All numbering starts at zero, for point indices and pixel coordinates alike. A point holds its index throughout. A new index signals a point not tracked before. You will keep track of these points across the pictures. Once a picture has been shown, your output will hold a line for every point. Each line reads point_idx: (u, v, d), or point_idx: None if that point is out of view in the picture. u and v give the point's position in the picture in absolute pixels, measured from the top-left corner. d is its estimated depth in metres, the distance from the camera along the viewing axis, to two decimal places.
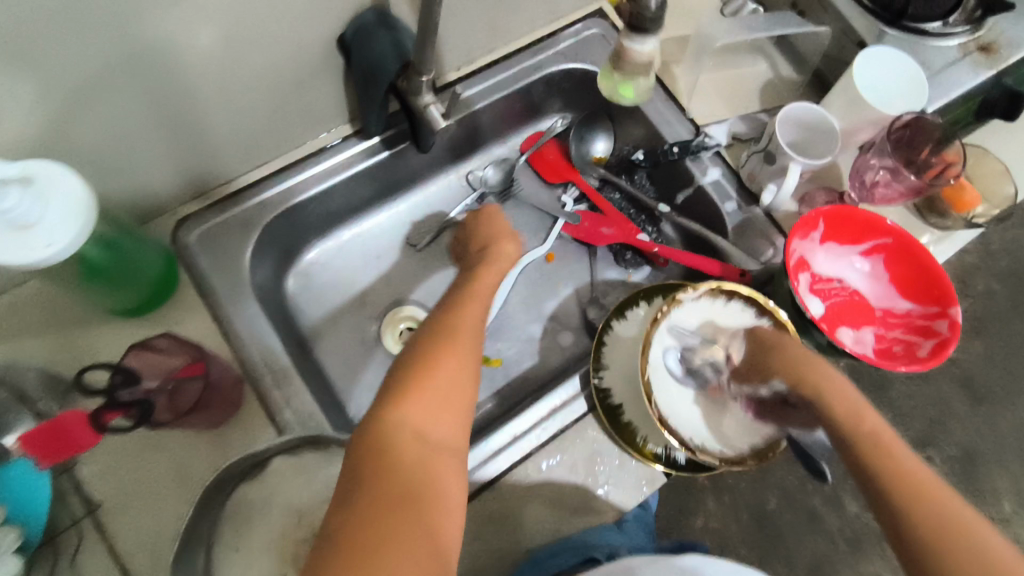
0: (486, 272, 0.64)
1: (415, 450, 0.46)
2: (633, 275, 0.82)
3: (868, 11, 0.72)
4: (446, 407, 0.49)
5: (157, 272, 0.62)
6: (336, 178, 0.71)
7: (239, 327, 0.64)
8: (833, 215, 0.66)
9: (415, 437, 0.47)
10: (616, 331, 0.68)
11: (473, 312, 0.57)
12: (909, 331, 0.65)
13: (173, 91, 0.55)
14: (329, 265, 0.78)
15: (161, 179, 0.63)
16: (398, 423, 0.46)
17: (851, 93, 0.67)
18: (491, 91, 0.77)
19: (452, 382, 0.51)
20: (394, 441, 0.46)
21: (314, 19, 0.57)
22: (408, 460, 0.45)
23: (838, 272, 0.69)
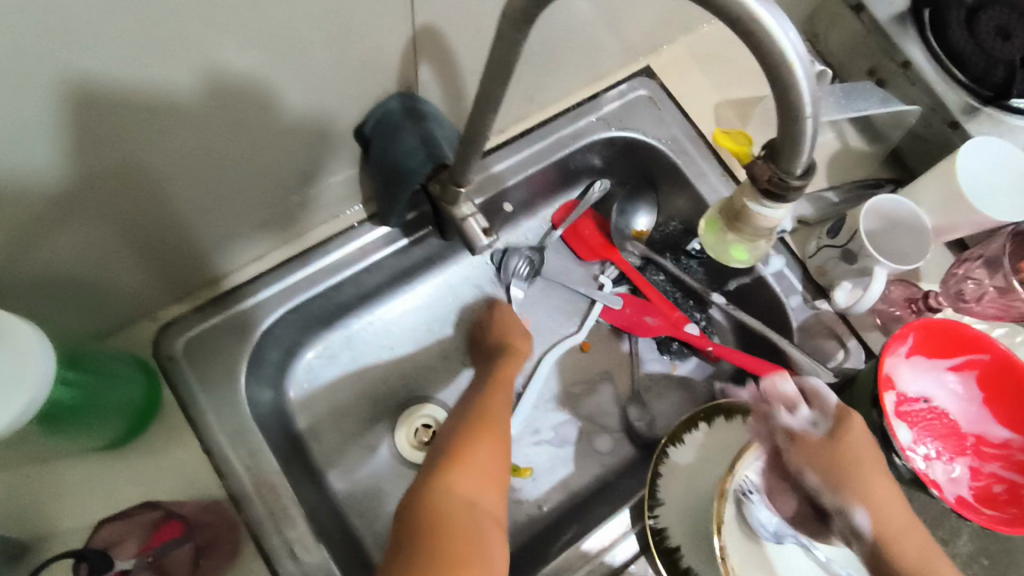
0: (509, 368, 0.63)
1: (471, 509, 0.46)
2: (678, 365, 0.73)
3: (961, 86, 0.63)
4: (490, 480, 0.49)
5: (136, 400, 0.52)
6: (347, 271, 0.62)
7: (234, 458, 0.54)
8: (926, 327, 0.57)
9: (468, 501, 0.46)
10: (673, 458, 0.58)
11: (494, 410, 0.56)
12: (1010, 468, 0.56)
13: (157, 200, 0.46)
14: (336, 360, 0.68)
15: (142, 284, 0.53)
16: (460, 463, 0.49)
17: (952, 193, 0.58)
18: (524, 165, 0.68)
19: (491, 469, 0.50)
20: (453, 497, 0.46)
21: (329, 110, 0.48)
22: (460, 508, 0.45)
23: (924, 389, 0.60)
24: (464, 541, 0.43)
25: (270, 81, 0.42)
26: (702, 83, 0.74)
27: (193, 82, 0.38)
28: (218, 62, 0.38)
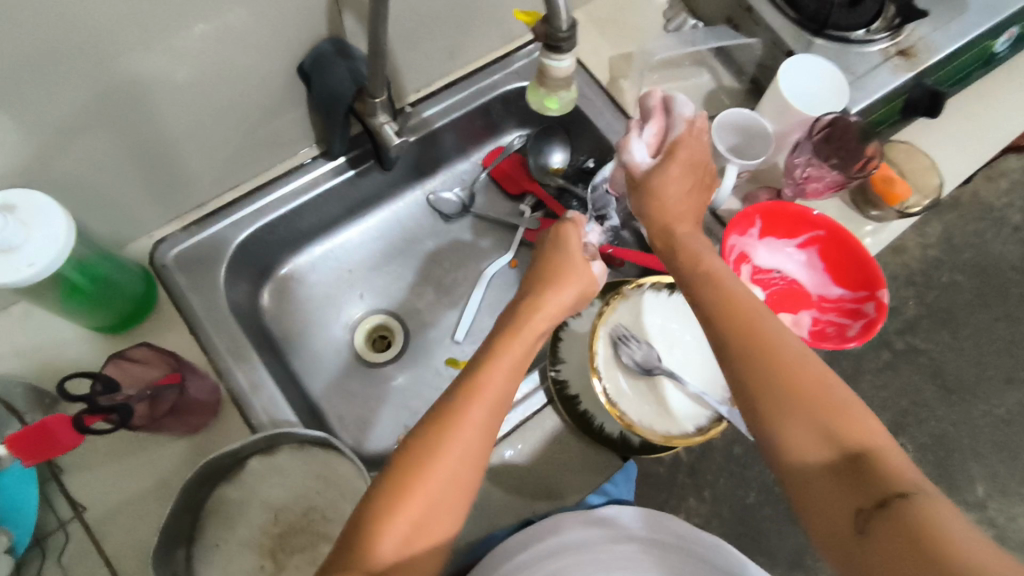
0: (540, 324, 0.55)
1: (456, 486, 0.45)
2: None
3: (793, 23, 0.78)
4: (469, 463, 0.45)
5: (138, 290, 0.66)
6: (304, 197, 0.76)
7: (217, 340, 0.67)
8: (769, 211, 0.71)
9: (454, 477, 0.45)
10: (572, 327, 0.72)
11: (522, 345, 0.53)
12: (842, 314, 0.70)
13: (146, 122, 0.60)
14: (305, 279, 0.82)
15: (137, 204, 0.67)
16: (461, 434, 0.46)
17: (779, 100, 0.73)
18: (450, 111, 0.82)
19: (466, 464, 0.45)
20: (445, 479, 0.44)
21: (275, 52, 0.62)
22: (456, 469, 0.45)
23: (777, 263, 0.74)
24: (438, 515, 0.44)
25: (229, 19, 0.56)
26: (597, 39, 0.88)
27: (171, 19, 0.53)
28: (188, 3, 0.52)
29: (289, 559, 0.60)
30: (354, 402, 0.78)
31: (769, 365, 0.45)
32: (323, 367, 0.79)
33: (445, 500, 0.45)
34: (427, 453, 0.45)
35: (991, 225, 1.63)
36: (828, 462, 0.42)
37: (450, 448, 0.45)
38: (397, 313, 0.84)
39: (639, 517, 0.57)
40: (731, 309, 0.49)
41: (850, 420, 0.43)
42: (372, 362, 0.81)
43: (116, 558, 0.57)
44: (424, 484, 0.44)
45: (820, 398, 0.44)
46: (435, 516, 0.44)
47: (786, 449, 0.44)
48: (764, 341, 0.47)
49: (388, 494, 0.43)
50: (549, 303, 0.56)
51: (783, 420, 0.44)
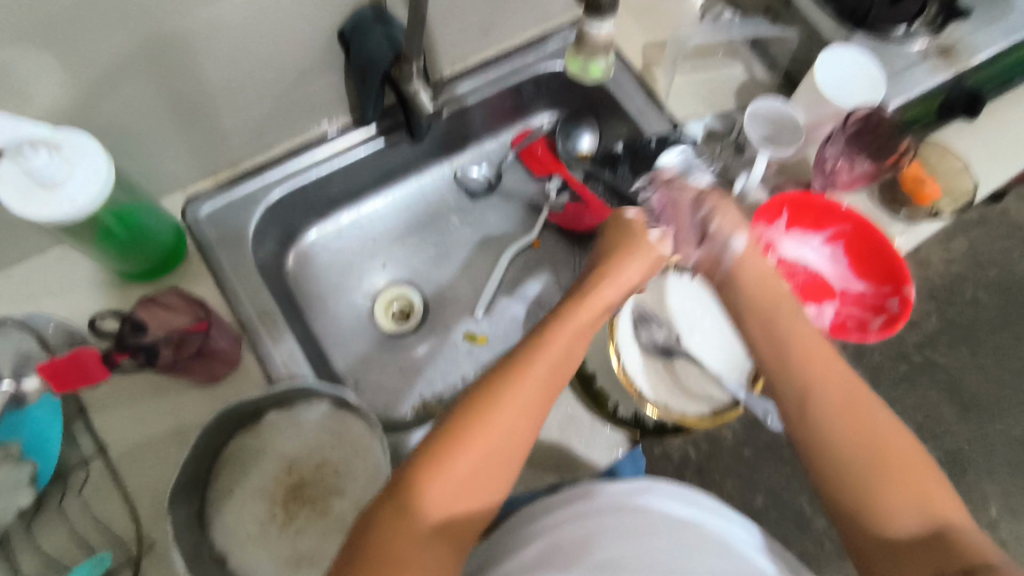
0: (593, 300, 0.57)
1: (505, 463, 0.47)
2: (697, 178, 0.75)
3: (834, 16, 0.77)
4: (509, 444, 0.47)
5: (168, 241, 0.67)
6: (334, 163, 0.77)
7: (242, 296, 0.68)
8: (796, 202, 0.71)
9: (495, 448, 0.47)
10: None
11: (576, 323, 0.55)
12: (863, 308, 0.70)
13: (189, 74, 0.61)
14: (329, 245, 0.83)
15: (173, 157, 0.69)
16: (501, 406, 0.48)
17: (815, 90, 0.72)
18: (482, 88, 0.83)
19: (510, 437, 0.47)
20: (495, 432, 0.47)
21: (316, 15, 0.63)
22: (491, 444, 0.47)
23: (801, 254, 0.73)
24: (471, 494, 0.46)
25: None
26: (631, 26, 0.88)
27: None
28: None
29: (300, 511, 0.61)
30: (370, 370, 0.79)
31: (874, 468, 0.48)
32: (342, 333, 0.80)
33: (487, 471, 0.46)
34: (474, 417, 0.47)
35: (1018, 244, 1.61)
36: (920, 540, 0.45)
37: (491, 420, 0.47)
38: (418, 285, 0.85)
39: (671, 493, 0.50)
40: (835, 415, 0.50)
41: (942, 500, 0.46)
42: (389, 332, 0.81)
43: (135, 496, 0.58)
44: (478, 467, 0.46)
45: (915, 475, 0.47)
46: (477, 505, 0.45)
47: (882, 524, 0.46)
48: (876, 438, 0.49)
49: (440, 480, 0.44)
50: (615, 278, 0.60)
51: (884, 495, 0.47)
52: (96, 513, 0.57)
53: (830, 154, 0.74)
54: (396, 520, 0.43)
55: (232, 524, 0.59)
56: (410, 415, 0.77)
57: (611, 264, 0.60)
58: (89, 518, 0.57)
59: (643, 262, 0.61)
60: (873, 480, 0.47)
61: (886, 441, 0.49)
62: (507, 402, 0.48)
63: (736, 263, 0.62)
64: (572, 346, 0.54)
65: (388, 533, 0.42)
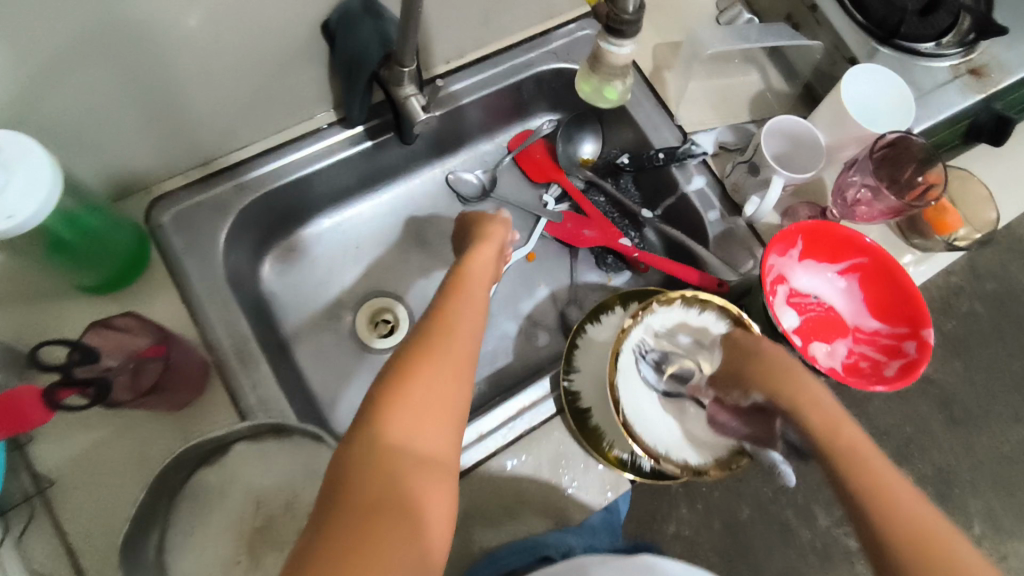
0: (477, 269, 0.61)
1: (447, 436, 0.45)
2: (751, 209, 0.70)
3: (860, 28, 0.73)
4: (451, 385, 0.47)
5: (126, 250, 0.61)
6: (315, 165, 0.70)
7: (209, 311, 0.63)
8: (811, 232, 0.66)
9: (436, 392, 0.46)
10: (589, 334, 0.67)
11: (481, 271, 0.61)
12: (876, 349, 0.65)
13: (150, 66, 0.55)
14: (308, 251, 0.77)
15: (134, 154, 0.62)
16: (435, 351, 0.49)
17: (838, 109, 0.67)
18: (480, 87, 0.76)
19: (450, 383, 0.47)
20: (432, 376, 0.47)
21: (297, 4, 0.56)
22: (434, 382, 0.46)
23: (814, 288, 0.69)
24: (430, 435, 0.44)
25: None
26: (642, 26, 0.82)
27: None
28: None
29: (266, 555, 0.56)
30: (348, 389, 0.74)
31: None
32: (319, 348, 0.75)
33: (429, 425, 0.45)
34: (411, 357, 0.48)
35: (1017, 257, 1.58)
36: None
37: (429, 358, 0.48)
38: (403, 297, 0.79)
39: None
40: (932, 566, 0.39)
41: None
42: (371, 347, 0.76)
43: (81, 538, 0.53)
44: (415, 434, 0.44)
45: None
46: (433, 485, 0.42)
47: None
48: None
49: (391, 453, 0.42)
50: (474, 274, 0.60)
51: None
52: (39, 556, 0.52)
53: (852, 182, 0.69)
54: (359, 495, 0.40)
55: (190, 569, 0.54)
56: None
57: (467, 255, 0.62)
58: (29, 563, 0.52)
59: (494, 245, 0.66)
60: None
61: None
62: (438, 344, 0.49)
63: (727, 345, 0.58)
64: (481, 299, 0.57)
65: (368, 474, 0.41)
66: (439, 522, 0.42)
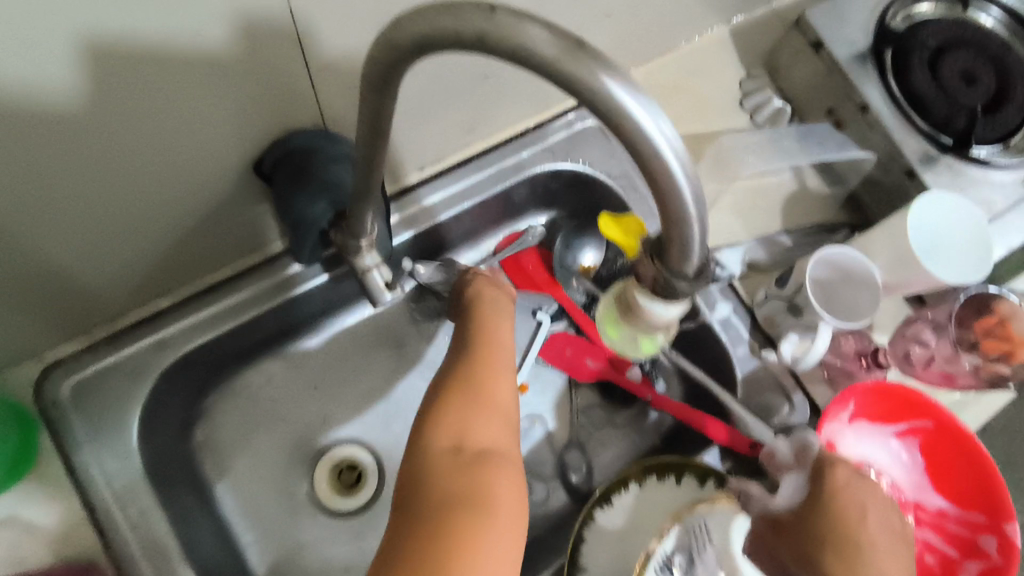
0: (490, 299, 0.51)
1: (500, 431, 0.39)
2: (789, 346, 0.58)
3: (920, 132, 0.61)
4: (494, 397, 0.41)
5: (11, 448, 0.49)
6: (257, 309, 0.56)
7: (119, 515, 0.49)
8: (870, 390, 0.55)
9: (479, 403, 0.40)
10: (599, 523, 0.54)
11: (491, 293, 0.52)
12: (944, 540, 0.54)
13: (20, 233, 0.41)
14: (254, 397, 0.64)
15: (18, 322, 0.48)
16: (481, 366, 0.43)
17: (901, 249, 0.55)
18: (462, 198, 0.63)
19: (492, 398, 0.41)
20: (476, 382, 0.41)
21: (223, 141, 0.43)
22: (481, 394, 0.41)
23: (866, 454, 0.57)
24: (485, 439, 0.39)
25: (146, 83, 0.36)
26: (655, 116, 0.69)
27: (34, 97, 0.34)
28: (66, 69, 0.33)
29: None
30: (304, 573, 0.60)
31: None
32: (268, 520, 0.61)
33: (480, 422, 0.39)
34: (449, 377, 0.42)
35: None
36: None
37: (468, 373, 0.42)
38: (371, 446, 0.66)
39: None
40: None
41: None
42: (333, 511, 0.63)
43: None
44: (464, 436, 0.38)
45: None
46: (495, 474, 0.37)
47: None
48: None
49: (440, 458, 0.37)
50: (489, 305, 0.50)
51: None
52: None
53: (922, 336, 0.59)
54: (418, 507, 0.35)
55: None
56: None
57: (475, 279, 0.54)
58: None
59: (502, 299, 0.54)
60: None
61: None
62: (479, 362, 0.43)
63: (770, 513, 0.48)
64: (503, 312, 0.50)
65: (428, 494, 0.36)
66: (513, 507, 0.37)
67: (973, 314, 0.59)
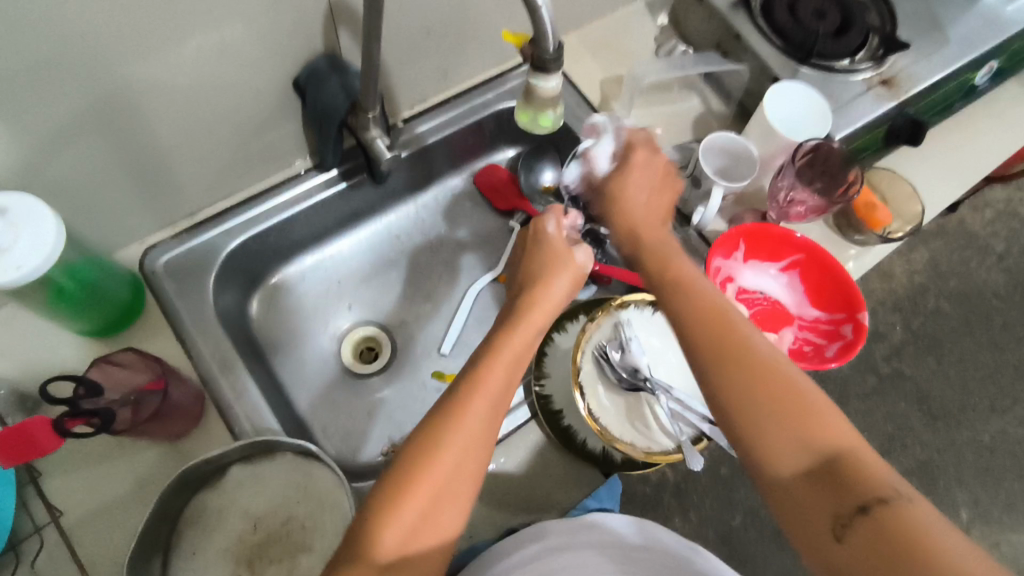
0: (552, 286, 0.60)
1: (504, 377, 0.51)
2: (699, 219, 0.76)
3: (780, 51, 0.81)
4: (505, 392, 0.51)
5: (126, 297, 0.67)
6: (295, 208, 0.76)
7: (201, 346, 0.67)
8: (752, 234, 0.73)
9: (495, 384, 0.50)
10: (557, 342, 0.72)
11: (561, 288, 0.60)
12: (817, 334, 0.72)
13: (139, 130, 0.61)
14: (294, 290, 0.83)
15: (129, 210, 0.68)
16: (506, 350, 0.53)
17: (765, 125, 0.75)
18: (443, 127, 0.83)
19: (505, 385, 0.51)
20: (501, 362, 0.52)
21: (271, 64, 0.64)
22: (497, 383, 0.50)
23: (760, 284, 0.75)
24: (484, 422, 0.49)
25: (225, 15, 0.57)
26: (589, 63, 0.90)
27: (168, 27, 0.54)
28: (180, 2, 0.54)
29: (267, 569, 0.60)
30: (336, 414, 0.78)
31: (764, 414, 0.45)
32: (306, 376, 0.79)
33: (486, 405, 0.49)
34: (489, 350, 0.53)
35: (976, 253, 1.63)
36: (806, 474, 0.42)
37: (501, 352, 0.52)
38: (386, 325, 0.84)
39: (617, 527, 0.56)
40: (716, 335, 0.49)
41: (833, 433, 0.43)
42: (357, 374, 0.81)
43: (90, 564, 0.57)
44: (476, 378, 0.50)
45: (809, 415, 0.44)
46: (486, 399, 0.49)
47: (761, 456, 0.44)
48: (721, 327, 0.49)
49: (460, 389, 0.49)
50: (543, 298, 0.59)
51: (763, 430, 0.44)
52: None
53: (783, 186, 0.78)
54: (438, 414, 0.48)
55: None
56: (378, 459, 0.76)
57: (539, 263, 0.62)
58: None
59: (566, 279, 0.61)
60: (761, 412, 0.45)
61: (730, 324, 0.49)
62: (513, 338, 0.54)
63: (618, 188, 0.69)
64: (552, 307, 0.59)
65: (431, 437, 0.47)
66: (471, 480, 0.47)
67: (818, 162, 0.75)
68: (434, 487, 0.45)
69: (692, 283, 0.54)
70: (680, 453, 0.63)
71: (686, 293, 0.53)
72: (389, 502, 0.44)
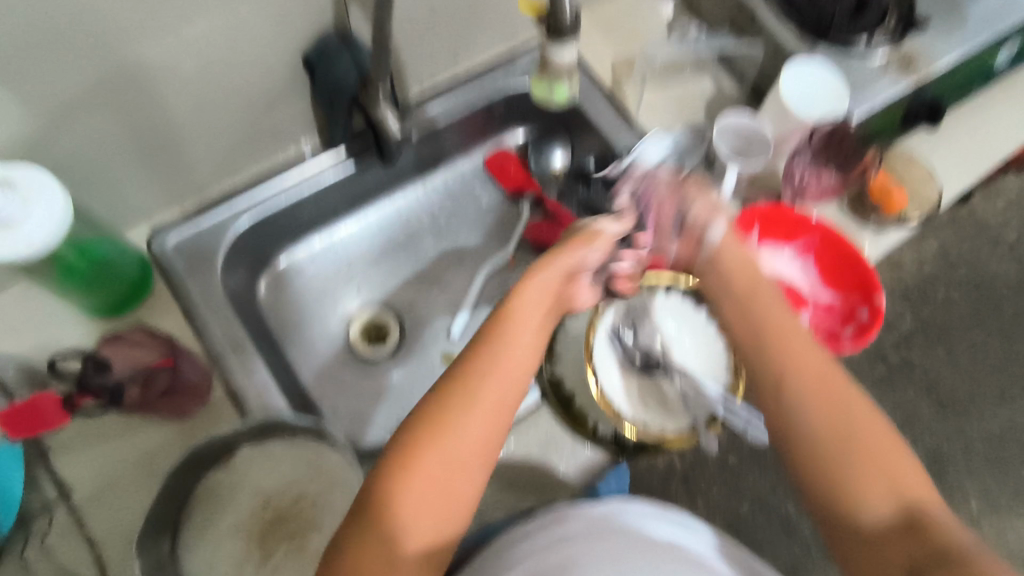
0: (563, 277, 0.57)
1: (514, 367, 0.50)
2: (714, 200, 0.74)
3: (797, 31, 0.79)
4: (501, 394, 0.49)
5: (135, 276, 0.66)
6: (304, 187, 0.75)
7: (210, 325, 0.67)
8: (767, 214, 0.72)
9: (488, 384, 0.48)
10: (569, 325, 0.71)
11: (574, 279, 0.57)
12: (834, 318, 0.70)
13: (148, 105, 0.61)
14: (301, 271, 0.82)
15: (137, 187, 0.68)
16: (506, 346, 0.51)
17: (780, 103, 0.74)
18: (453, 109, 0.82)
19: (501, 386, 0.49)
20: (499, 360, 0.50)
21: (281, 40, 0.63)
22: (492, 383, 0.49)
23: (777, 266, 0.72)
24: (474, 426, 0.47)
25: None
26: (600, 43, 0.89)
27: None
28: None
29: (277, 546, 0.59)
30: (345, 395, 0.78)
31: (850, 464, 0.48)
32: (314, 357, 0.79)
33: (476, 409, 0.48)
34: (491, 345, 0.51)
35: (986, 242, 1.62)
36: (895, 527, 0.46)
37: (498, 349, 0.51)
38: (395, 308, 0.84)
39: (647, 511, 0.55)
40: (814, 408, 0.50)
41: (914, 485, 0.48)
42: (366, 356, 0.80)
43: (99, 541, 0.57)
44: (469, 374, 0.49)
45: (890, 465, 0.48)
46: (495, 387, 0.49)
47: (852, 512, 0.47)
48: (818, 388, 0.51)
49: (452, 385, 0.49)
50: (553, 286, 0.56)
51: (855, 480, 0.48)
52: (60, 560, 0.56)
53: (798, 167, 0.78)
54: (440, 396, 0.48)
55: (206, 564, 0.57)
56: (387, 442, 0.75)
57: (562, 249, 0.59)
58: (53, 568, 0.56)
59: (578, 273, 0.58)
60: (848, 465, 0.48)
61: (831, 381, 0.51)
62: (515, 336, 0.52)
63: (719, 255, 0.61)
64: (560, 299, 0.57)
65: (416, 443, 0.46)
66: (460, 484, 0.46)
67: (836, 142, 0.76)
68: (420, 487, 0.45)
69: (782, 323, 0.55)
70: (696, 433, 0.63)
71: (786, 360, 0.53)
72: (377, 510, 0.44)
